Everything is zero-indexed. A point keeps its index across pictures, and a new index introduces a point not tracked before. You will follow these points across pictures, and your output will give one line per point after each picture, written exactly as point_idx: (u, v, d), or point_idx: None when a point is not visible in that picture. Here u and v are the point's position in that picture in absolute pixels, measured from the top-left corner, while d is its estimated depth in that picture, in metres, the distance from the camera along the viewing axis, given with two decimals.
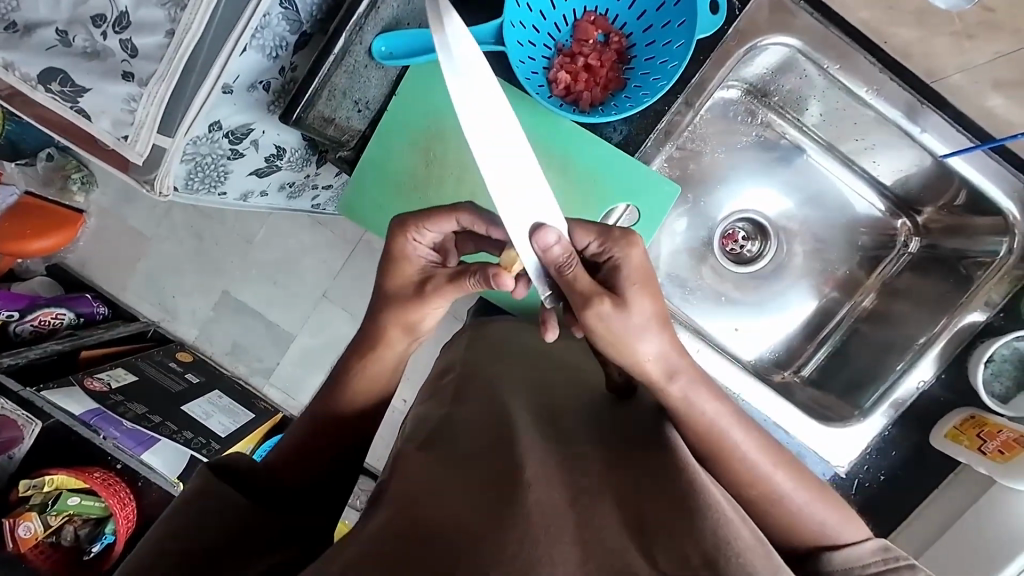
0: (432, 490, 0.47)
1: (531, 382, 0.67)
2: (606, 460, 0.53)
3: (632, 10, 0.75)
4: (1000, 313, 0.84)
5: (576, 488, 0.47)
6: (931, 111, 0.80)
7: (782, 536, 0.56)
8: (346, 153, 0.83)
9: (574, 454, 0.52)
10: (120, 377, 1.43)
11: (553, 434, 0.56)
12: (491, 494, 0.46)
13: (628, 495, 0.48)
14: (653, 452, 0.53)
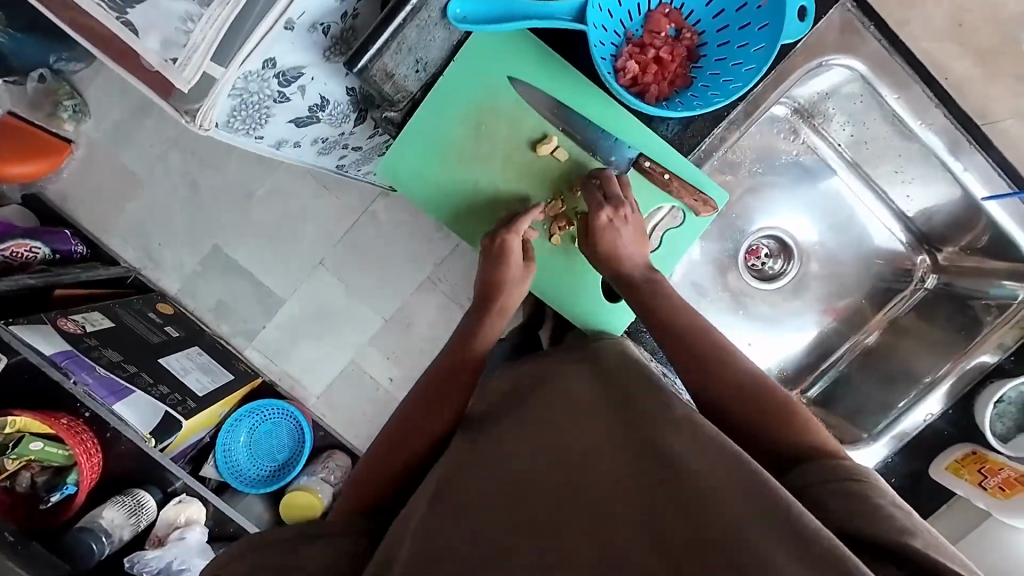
0: (482, 518, 0.52)
1: (545, 388, 0.71)
2: (605, 438, 0.56)
3: (708, 7, 0.73)
4: (1011, 356, 0.87)
5: (597, 483, 0.52)
6: (977, 152, 0.82)
7: (782, 440, 0.60)
8: (392, 114, 0.77)
9: (581, 443, 0.57)
10: (97, 321, 1.34)
11: (566, 427, 0.61)
12: (530, 512, 0.51)
13: (636, 477, 0.51)
14: (660, 420, 0.56)
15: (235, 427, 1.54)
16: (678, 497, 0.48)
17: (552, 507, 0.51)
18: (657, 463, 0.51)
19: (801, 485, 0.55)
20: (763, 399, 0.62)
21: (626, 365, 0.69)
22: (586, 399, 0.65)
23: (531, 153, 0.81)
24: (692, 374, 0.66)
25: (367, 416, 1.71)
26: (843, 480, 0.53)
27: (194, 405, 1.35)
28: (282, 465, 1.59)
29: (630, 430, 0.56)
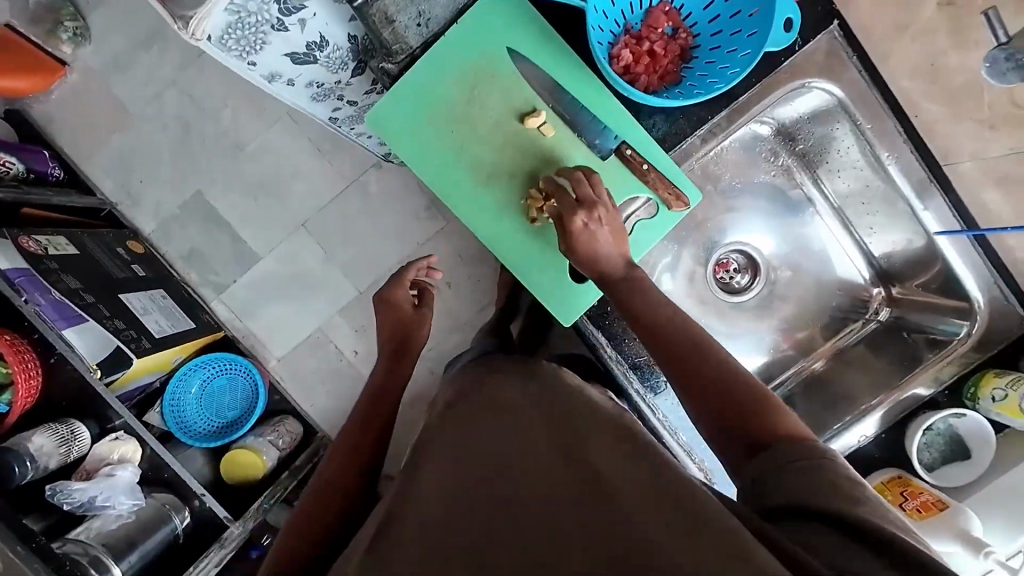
0: (425, 521, 0.54)
1: (487, 387, 0.74)
2: (546, 447, 0.60)
3: (705, 11, 0.76)
4: (944, 391, 0.91)
5: (532, 491, 0.55)
6: (939, 194, 0.85)
7: (749, 424, 0.61)
8: (390, 66, 0.80)
9: (519, 453, 0.60)
10: (60, 246, 1.29)
11: (504, 438, 0.63)
12: (467, 515, 0.53)
13: (565, 477, 0.55)
14: (588, 436, 0.61)
15: (188, 376, 1.51)
16: (598, 499, 0.51)
17: (490, 510, 0.53)
18: (585, 474, 0.55)
19: (761, 469, 0.56)
20: (731, 386, 0.64)
21: (567, 384, 0.73)
22: (525, 411, 0.67)
23: (519, 126, 0.82)
24: (670, 358, 0.68)
25: (326, 385, 1.69)
26: (800, 462, 0.55)
27: (149, 345, 1.30)
28: (231, 423, 1.56)
29: (565, 443, 0.60)
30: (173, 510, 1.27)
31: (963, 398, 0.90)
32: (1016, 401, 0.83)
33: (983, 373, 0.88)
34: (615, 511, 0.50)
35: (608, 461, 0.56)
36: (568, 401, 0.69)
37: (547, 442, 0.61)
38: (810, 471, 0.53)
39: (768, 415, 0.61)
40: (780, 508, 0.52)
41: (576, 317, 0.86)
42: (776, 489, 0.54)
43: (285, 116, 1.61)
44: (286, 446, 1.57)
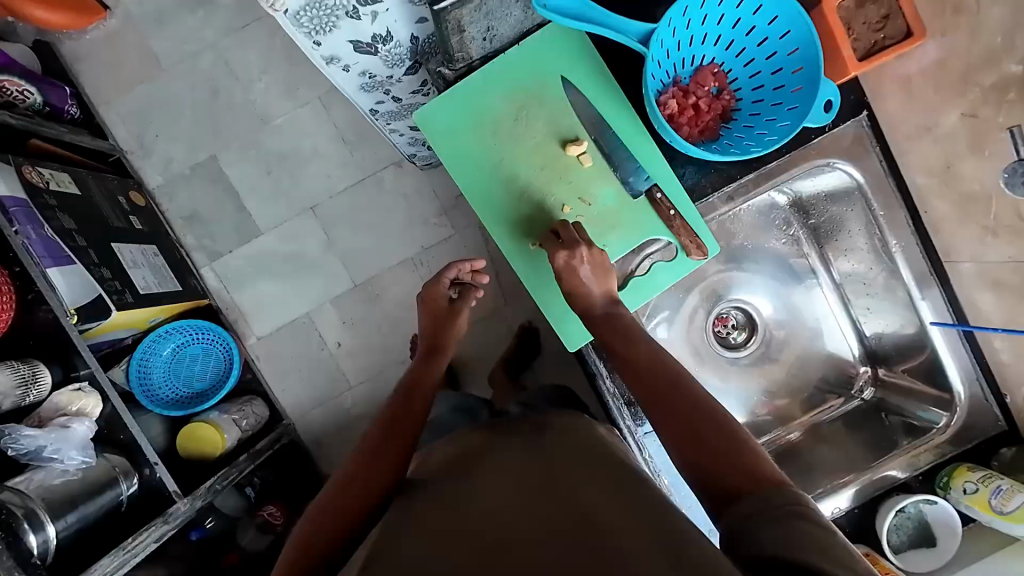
0: (412, 559, 0.52)
1: (489, 443, 0.74)
2: (540, 491, 0.59)
3: (751, 79, 0.81)
4: (919, 476, 0.94)
5: (517, 530, 0.53)
6: (936, 286, 0.90)
7: (723, 472, 0.60)
8: (447, 71, 0.82)
9: (511, 497, 0.59)
10: (63, 184, 1.28)
11: (497, 482, 0.63)
12: (452, 555, 0.52)
13: (555, 518, 0.54)
14: (579, 481, 0.60)
15: (162, 339, 1.43)
16: (591, 538, 0.50)
17: (476, 549, 0.52)
18: (583, 518, 0.53)
19: (742, 523, 0.54)
20: (709, 433, 0.63)
21: (575, 435, 0.71)
22: (518, 458, 0.67)
23: (560, 151, 0.85)
24: (654, 403, 0.68)
25: (301, 371, 1.65)
26: (779, 513, 0.53)
27: (131, 300, 1.27)
28: (200, 394, 1.48)
29: (560, 490, 0.59)
30: (122, 475, 1.18)
31: (936, 487, 0.93)
32: (985, 495, 0.85)
33: (956, 464, 0.91)
34: (611, 556, 0.48)
35: (609, 511, 0.55)
36: (572, 451, 0.67)
37: (541, 487, 0.60)
38: (789, 523, 0.51)
39: (749, 465, 0.60)
40: (755, 559, 0.49)
41: (582, 344, 0.88)
42: (751, 539, 0.52)
43: (316, 100, 1.61)
44: (248, 428, 1.51)
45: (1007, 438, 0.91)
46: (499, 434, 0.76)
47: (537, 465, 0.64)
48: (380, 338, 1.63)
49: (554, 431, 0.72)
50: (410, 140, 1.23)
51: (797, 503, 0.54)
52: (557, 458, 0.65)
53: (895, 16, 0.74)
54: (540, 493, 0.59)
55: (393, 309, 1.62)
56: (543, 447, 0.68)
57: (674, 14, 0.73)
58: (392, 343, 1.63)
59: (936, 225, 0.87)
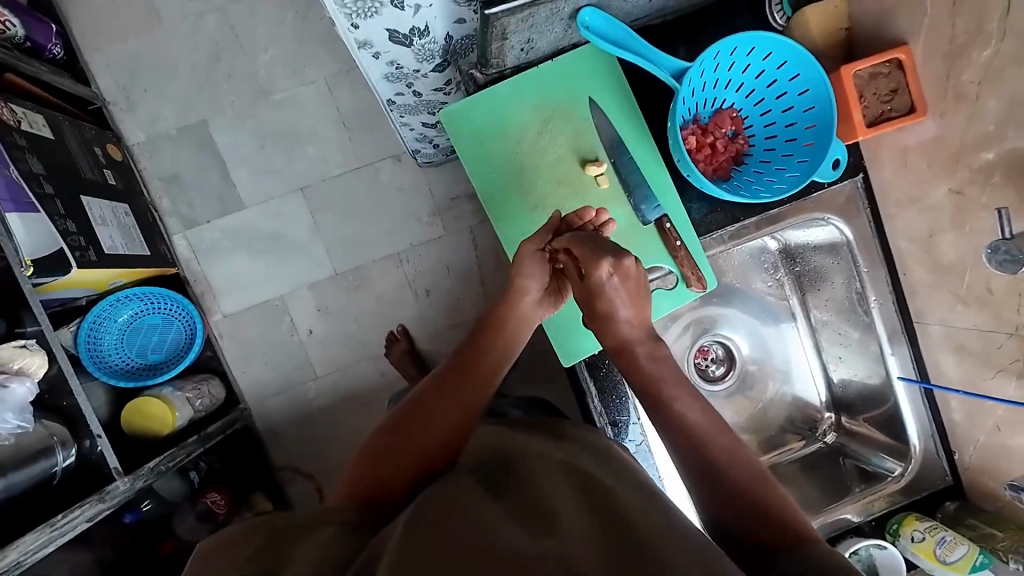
0: (468, 523, 0.52)
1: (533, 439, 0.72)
2: (577, 484, 0.59)
3: (765, 129, 0.86)
4: (871, 520, 0.99)
5: (563, 511, 0.53)
6: (905, 343, 0.96)
7: (770, 525, 0.62)
8: (479, 75, 0.84)
9: (549, 483, 0.59)
10: (36, 125, 1.19)
11: (535, 468, 0.62)
12: (499, 529, 0.51)
13: (604, 513, 0.54)
14: (620, 486, 0.60)
15: (121, 303, 1.34)
16: (641, 536, 0.50)
17: (524, 526, 0.51)
18: (616, 516, 0.53)
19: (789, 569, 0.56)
20: (759, 488, 0.66)
21: (595, 442, 0.72)
22: (555, 451, 0.67)
23: (579, 169, 0.88)
24: (693, 437, 0.72)
25: (266, 355, 1.57)
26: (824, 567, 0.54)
27: (94, 259, 1.17)
28: (152, 367, 1.39)
29: (595, 485, 0.59)
30: (60, 444, 1.05)
31: (885, 532, 0.98)
32: (930, 544, 0.91)
33: (906, 513, 0.97)
34: (649, 552, 0.47)
35: (638, 510, 0.55)
36: (602, 457, 0.68)
37: (578, 481, 0.60)
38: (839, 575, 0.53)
39: (785, 518, 0.63)
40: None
41: (577, 359, 0.92)
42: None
43: (321, 81, 1.55)
44: (204, 408, 1.43)
45: (950, 492, 0.98)
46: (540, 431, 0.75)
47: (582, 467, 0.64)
48: (355, 331, 1.57)
49: (580, 437, 0.73)
50: (418, 136, 1.20)
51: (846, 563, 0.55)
52: (600, 465, 0.65)
53: (902, 91, 0.80)
54: (589, 490, 0.58)
55: (373, 302, 1.57)
56: (588, 454, 0.68)
57: (706, 56, 0.77)
58: (367, 337, 1.58)
59: (912, 288, 0.93)
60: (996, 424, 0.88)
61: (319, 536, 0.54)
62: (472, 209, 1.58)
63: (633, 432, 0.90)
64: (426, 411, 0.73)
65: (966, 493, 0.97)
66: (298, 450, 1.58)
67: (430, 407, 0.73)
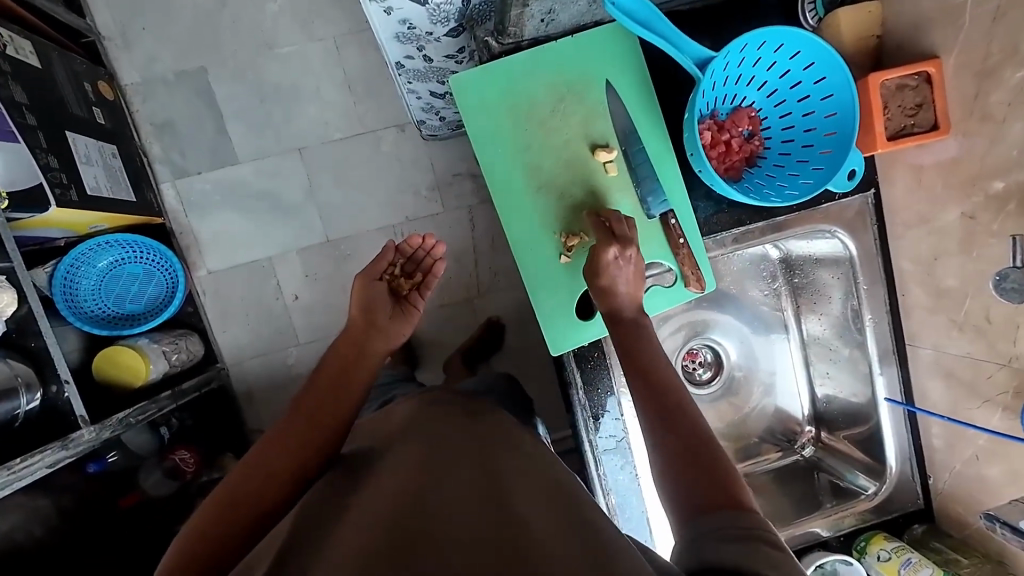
0: (346, 520, 0.51)
1: (453, 413, 0.71)
2: (473, 477, 0.54)
3: (783, 132, 0.84)
4: (840, 536, 1.00)
5: (447, 495, 0.52)
6: (895, 365, 0.96)
7: (693, 485, 0.61)
8: (494, 44, 0.80)
9: (444, 477, 0.54)
10: (22, 52, 1.12)
11: (426, 460, 0.58)
12: (370, 513, 0.50)
13: (482, 491, 0.52)
14: (513, 465, 0.59)
15: (103, 248, 1.28)
16: (506, 514, 0.48)
17: (412, 510, 0.49)
18: (514, 519, 0.48)
19: (704, 533, 0.55)
20: (687, 439, 0.65)
21: (507, 429, 0.69)
22: (457, 438, 0.63)
23: (588, 153, 0.85)
24: (644, 410, 0.69)
25: (248, 316, 1.54)
26: (733, 532, 0.54)
27: (75, 199, 1.12)
28: (130, 317, 1.34)
29: (496, 481, 0.54)
30: (24, 387, 1.02)
31: (852, 549, 0.98)
32: (895, 565, 0.92)
33: (875, 532, 0.98)
34: (534, 553, 0.43)
35: (534, 512, 0.51)
36: (509, 448, 0.63)
37: (476, 465, 0.57)
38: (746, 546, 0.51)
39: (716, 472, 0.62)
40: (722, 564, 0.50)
41: (566, 349, 0.88)
42: (712, 548, 0.52)
43: (330, 39, 1.49)
44: (178, 364, 1.38)
45: (920, 515, 0.99)
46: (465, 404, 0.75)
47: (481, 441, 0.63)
48: (341, 301, 1.54)
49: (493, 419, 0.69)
50: (425, 105, 1.15)
51: (760, 531, 0.54)
52: (499, 439, 0.64)
53: (927, 106, 0.78)
54: (481, 466, 0.57)
55: None
56: (491, 428, 0.67)
57: (735, 47, 0.73)
58: None
59: (908, 310, 0.92)
60: (975, 453, 0.87)
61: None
62: (472, 188, 1.54)
63: (615, 427, 0.89)
64: (284, 440, 0.70)
65: (935, 517, 0.98)
66: (272, 415, 1.55)
67: (284, 437, 0.70)
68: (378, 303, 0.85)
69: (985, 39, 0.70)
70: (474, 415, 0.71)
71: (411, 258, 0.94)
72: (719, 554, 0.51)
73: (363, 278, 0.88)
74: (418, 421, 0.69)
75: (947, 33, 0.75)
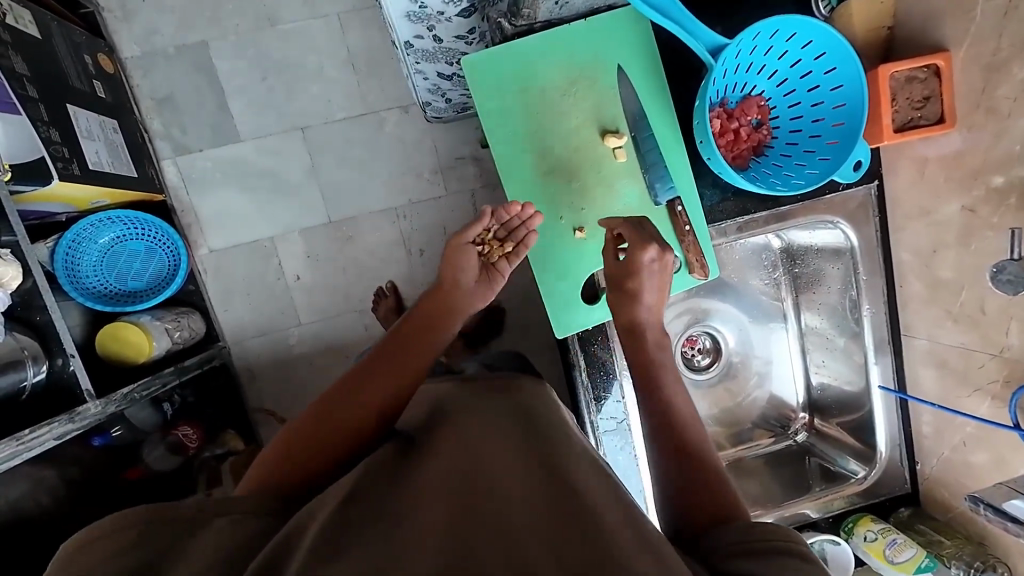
0: (404, 501, 0.49)
1: (482, 383, 0.71)
2: (524, 449, 0.55)
3: (791, 121, 0.84)
4: (828, 518, 1.03)
5: (504, 474, 0.51)
6: (889, 354, 0.98)
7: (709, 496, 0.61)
8: (506, 26, 0.80)
9: (494, 450, 0.54)
10: (22, 21, 1.10)
11: (474, 433, 0.58)
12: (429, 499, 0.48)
13: (535, 466, 0.52)
14: (557, 435, 0.58)
15: (103, 225, 1.28)
16: (566, 488, 0.48)
17: (476, 495, 0.48)
18: (574, 495, 0.47)
19: (720, 551, 0.51)
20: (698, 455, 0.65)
21: (541, 395, 0.68)
22: (504, 409, 0.63)
23: (597, 138, 0.85)
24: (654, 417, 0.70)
25: (250, 295, 1.54)
26: (756, 542, 0.50)
27: (77, 173, 1.11)
28: (131, 293, 1.34)
29: (546, 453, 0.54)
30: (30, 360, 1.02)
31: (840, 530, 1.02)
32: (881, 545, 0.95)
33: (862, 514, 1.01)
34: (599, 527, 0.43)
35: (588, 481, 0.51)
36: (552, 420, 0.62)
37: (524, 439, 0.57)
38: (771, 555, 0.48)
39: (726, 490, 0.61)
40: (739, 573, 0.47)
41: (570, 332, 0.90)
42: (732, 560, 0.49)
43: (334, 16, 1.47)
44: (180, 340, 1.38)
45: (906, 499, 1.03)
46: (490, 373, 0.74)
47: (519, 413, 0.62)
48: (343, 282, 1.55)
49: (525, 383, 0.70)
50: (431, 86, 1.14)
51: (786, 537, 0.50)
52: (538, 410, 0.64)
53: (934, 99, 0.79)
54: (526, 440, 0.57)
55: (364, 255, 1.54)
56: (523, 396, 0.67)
57: (749, 34, 0.73)
58: (354, 290, 1.55)
59: (905, 300, 0.94)
60: (962, 440, 0.90)
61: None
62: (475, 172, 1.54)
63: (616, 409, 0.91)
64: (339, 399, 0.68)
65: (921, 501, 1.02)
66: (274, 393, 1.57)
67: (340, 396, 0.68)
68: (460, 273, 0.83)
69: (996, 32, 0.70)
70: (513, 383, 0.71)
71: (506, 225, 0.85)
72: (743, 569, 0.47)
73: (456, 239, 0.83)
74: (452, 395, 0.69)
75: (956, 26, 0.75)
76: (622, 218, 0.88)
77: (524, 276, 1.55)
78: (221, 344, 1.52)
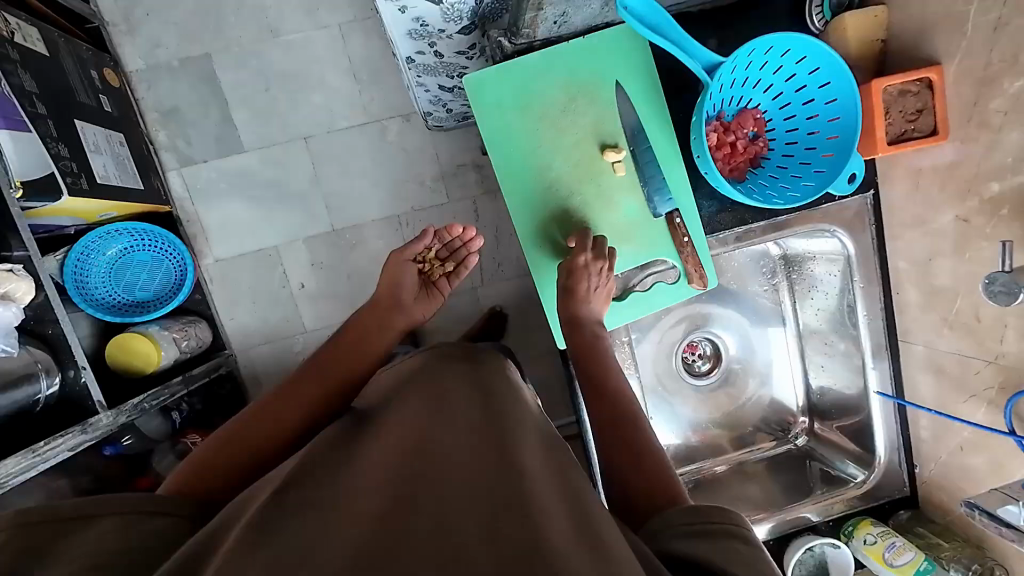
0: (343, 485, 0.48)
1: (434, 372, 0.71)
2: (470, 436, 0.53)
3: (786, 134, 0.86)
4: (828, 521, 1.05)
5: (449, 456, 0.50)
6: (887, 359, 1.00)
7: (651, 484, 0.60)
8: (507, 43, 0.82)
9: (438, 441, 0.53)
10: (29, 39, 1.12)
11: (422, 425, 0.57)
12: (370, 483, 0.46)
13: (482, 449, 0.51)
14: (509, 421, 0.58)
15: (110, 237, 1.30)
16: (508, 469, 0.47)
17: (416, 475, 0.46)
18: (516, 477, 0.46)
19: (661, 536, 0.50)
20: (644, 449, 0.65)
21: (497, 385, 0.68)
22: (459, 400, 0.62)
23: (597, 153, 0.87)
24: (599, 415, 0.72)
25: (256, 304, 1.56)
26: (695, 526, 0.49)
27: (86, 188, 1.13)
28: (139, 304, 1.36)
29: (496, 441, 0.52)
30: (43, 372, 1.04)
31: (840, 533, 1.04)
32: (880, 548, 0.97)
33: (862, 517, 1.03)
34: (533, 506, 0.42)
35: (535, 467, 0.50)
36: (504, 406, 0.62)
37: (473, 424, 0.56)
38: (710, 539, 0.47)
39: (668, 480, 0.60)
40: (674, 556, 0.46)
41: None
42: (673, 543, 0.48)
43: (335, 27, 1.49)
44: (187, 350, 1.40)
45: (905, 502, 1.04)
46: (447, 362, 0.74)
47: (473, 401, 0.62)
48: (347, 290, 1.57)
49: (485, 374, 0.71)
50: (432, 98, 1.16)
51: (728, 523, 0.49)
52: (493, 396, 0.64)
53: (927, 111, 0.80)
54: (477, 425, 0.56)
55: (368, 262, 1.56)
56: (479, 385, 0.67)
57: (743, 52, 0.75)
58: (358, 298, 1.57)
59: (902, 307, 0.96)
60: (960, 444, 0.92)
61: (98, 524, 0.44)
62: (476, 179, 1.56)
63: None
64: (269, 413, 0.74)
65: (919, 503, 1.04)
66: None
67: (268, 409, 0.73)
68: (404, 286, 0.95)
69: (987, 47, 0.71)
70: (464, 373, 0.70)
71: (448, 245, 1.02)
72: (676, 551, 0.47)
73: (398, 256, 0.97)
74: (409, 383, 0.70)
75: (949, 39, 0.76)
76: (622, 230, 0.90)
77: (526, 282, 1.57)
78: (228, 352, 1.54)
